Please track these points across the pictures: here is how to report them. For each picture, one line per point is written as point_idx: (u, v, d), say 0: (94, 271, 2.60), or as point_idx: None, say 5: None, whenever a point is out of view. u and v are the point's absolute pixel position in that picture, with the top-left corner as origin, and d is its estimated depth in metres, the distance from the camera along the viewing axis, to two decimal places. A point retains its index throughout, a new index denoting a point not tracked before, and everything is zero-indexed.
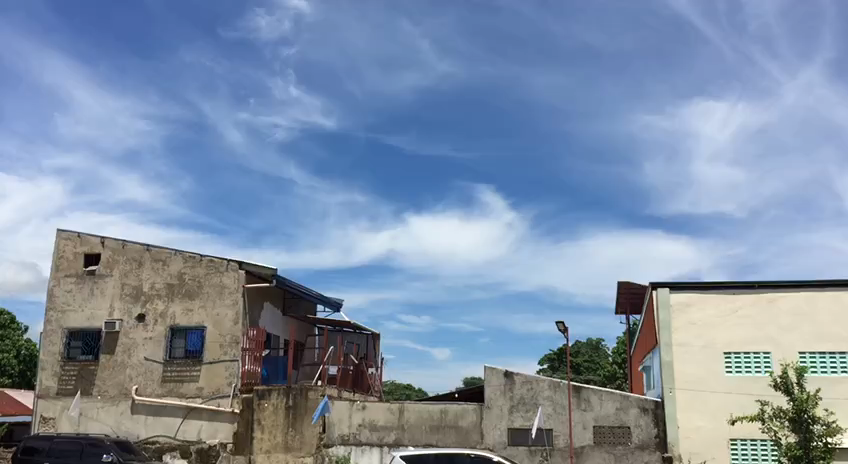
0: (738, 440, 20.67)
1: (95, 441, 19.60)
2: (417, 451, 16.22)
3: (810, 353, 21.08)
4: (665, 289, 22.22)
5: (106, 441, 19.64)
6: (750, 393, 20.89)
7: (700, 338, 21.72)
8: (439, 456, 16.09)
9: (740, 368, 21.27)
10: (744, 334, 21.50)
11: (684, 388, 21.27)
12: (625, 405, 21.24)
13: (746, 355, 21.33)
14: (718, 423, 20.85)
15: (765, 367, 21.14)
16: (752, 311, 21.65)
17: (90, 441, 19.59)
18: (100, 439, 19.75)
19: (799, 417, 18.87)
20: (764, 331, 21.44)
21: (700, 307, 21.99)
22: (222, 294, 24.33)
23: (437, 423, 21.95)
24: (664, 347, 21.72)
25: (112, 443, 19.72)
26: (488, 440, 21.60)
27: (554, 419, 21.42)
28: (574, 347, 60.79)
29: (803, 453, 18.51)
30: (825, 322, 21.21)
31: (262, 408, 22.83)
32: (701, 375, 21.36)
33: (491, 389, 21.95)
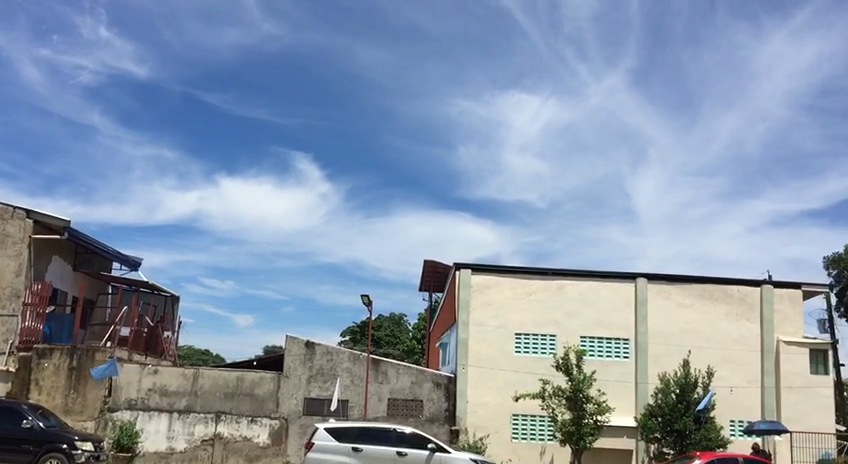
0: (520, 415, 22.15)
1: (10, 404, 16.53)
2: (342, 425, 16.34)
3: (590, 337, 22.96)
4: (467, 270, 23.08)
5: (23, 405, 16.67)
6: (534, 372, 22.41)
7: (494, 318, 22.86)
8: (363, 431, 16.20)
9: (528, 349, 22.71)
10: (534, 317, 22.93)
11: (476, 365, 22.39)
12: (420, 379, 21.95)
13: (534, 336, 22.81)
14: (503, 399, 22.19)
15: (550, 349, 22.75)
16: (544, 296, 23.10)
17: (3, 405, 16.47)
18: (16, 403, 16.70)
19: (575, 396, 20.50)
20: (553, 315, 22.99)
21: (498, 289, 23.11)
22: (3, 242, 22.20)
23: (232, 391, 21.52)
24: (461, 325, 22.63)
25: (30, 407, 16.77)
26: (283, 409, 21.56)
27: (351, 390, 21.70)
28: (377, 321, 61.92)
29: (575, 430, 20.28)
30: (605, 310, 23.19)
31: (41, 368, 21.09)
32: (492, 354, 22.54)
33: (291, 358, 21.84)
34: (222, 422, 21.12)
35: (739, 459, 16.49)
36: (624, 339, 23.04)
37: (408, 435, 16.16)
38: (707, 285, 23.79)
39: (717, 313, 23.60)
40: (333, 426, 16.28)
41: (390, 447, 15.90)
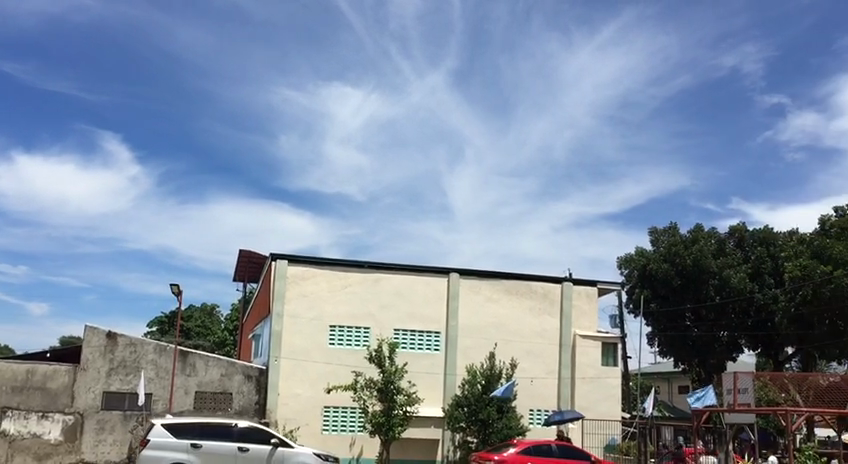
0: (331, 407, 22.22)
1: None
2: (179, 421, 15.31)
3: (403, 330, 23.47)
4: (284, 261, 22.73)
5: None
6: (347, 364, 22.56)
7: (309, 310, 22.72)
8: (204, 428, 15.37)
9: (342, 341, 22.83)
10: (349, 309, 23.06)
11: (289, 357, 22.15)
12: (230, 371, 21.46)
13: (348, 329, 22.96)
14: (315, 391, 22.14)
15: (364, 341, 23.02)
16: (359, 288, 23.26)
17: None
18: None
19: (386, 387, 20.94)
20: (367, 308, 23.24)
21: (314, 281, 22.97)
22: None
23: (20, 385, 19.83)
24: (275, 317, 22.26)
25: None
26: (80, 404, 20.14)
27: (156, 383, 20.73)
28: (187, 311, 59.59)
29: (385, 421, 20.68)
30: (419, 303, 23.78)
31: None
32: (305, 346, 22.40)
33: (89, 350, 20.46)
34: (7, 419, 19.47)
35: (553, 446, 18.52)
36: (435, 332, 23.78)
37: (250, 431, 15.64)
38: (514, 281, 25.03)
39: (522, 308, 24.89)
40: (170, 421, 15.22)
41: (231, 443, 15.25)
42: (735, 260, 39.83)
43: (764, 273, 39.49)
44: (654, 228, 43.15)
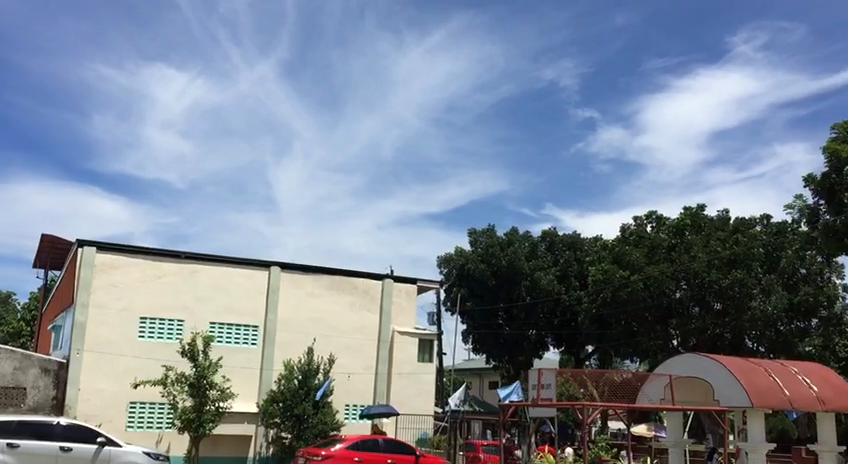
0: (137, 402, 21.25)
1: None
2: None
3: (219, 324, 22.88)
4: (92, 247, 21.34)
5: None
6: (158, 358, 21.66)
7: (118, 300, 21.53)
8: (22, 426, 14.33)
9: (153, 334, 21.82)
10: (162, 300, 22.11)
11: (93, 350, 20.88)
12: (25, 365, 19.85)
13: (161, 321, 22.02)
14: (120, 386, 21.05)
15: (177, 334, 22.19)
16: (174, 279, 22.38)
17: None
18: None
19: (198, 383, 20.40)
20: (182, 300, 22.42)
21: (125, 270, 21.78)
22: None
23: None
24: (79, 307, 20.84)
25: None
26: None
27: None
28: None
29: (195, 417, 20.19)
30: (237, 296, 23.31)
31: None
32: (112, 338, 21.21)
33: None
34: None
35: (379, 439, 19.10)
36: (253, 326, 23.39)
37: (73, 430, 14.81)
38: (337, 277, 25.11)
39: (343, 304, 25.00)
40: None
41: (52, 444, 14.35)
42: (545, 262, 42.12)
43: (570, 276, 42.14)
44: (473, 229, 44.68)
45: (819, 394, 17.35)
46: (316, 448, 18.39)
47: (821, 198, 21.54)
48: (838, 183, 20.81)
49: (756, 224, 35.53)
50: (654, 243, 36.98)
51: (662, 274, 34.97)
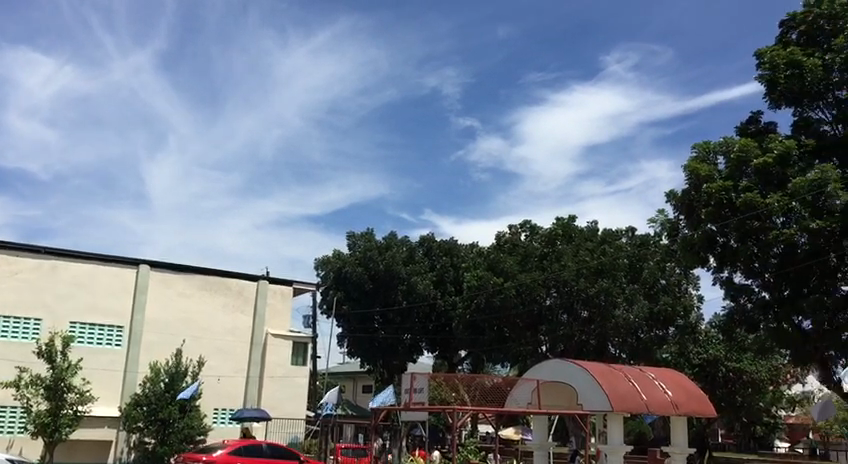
0: None
1: None
2: None
3: (81, 323, 23.49)
4: None
5: None
6: (10, 358, 21.99)
7: None
8: None
9: (7, 334, 22.22)
10: (19, 298, 22.49)
11: None
12: None
13: (17, 320, 22.46)
14: None
15: (34, 332, 22.63)
16: (33, 276, 22.83)
17: None
18: None
19: (55, 386, 19.88)
20: (41, 297, 22.87)
21: None
22: None
23: None
24: None
25: None
26: None
27: None
28: None
29: (50, 422, 19.73)
30: (100, 295, 23.94)
31: None
32: None
33: None
34: None
35: (264, 445, 19.56)
36: (118, 326, 24.15)
37: None
38: (209, 277, 26.20)
39: (214, 304, 26.13)
40: None
41: None
42: (422, 267, 42.58)
43: (447, 281, 42.89)
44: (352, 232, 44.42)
45: (673, 399, 18.38)
46: (195, 454, 18.67)
47: (680, 213, 22.87)
48: (696, 199, 22.13)
49: (622, 236, 37.22)
50: (527, 251, 38.00)
51: (533, 282, 36.22)
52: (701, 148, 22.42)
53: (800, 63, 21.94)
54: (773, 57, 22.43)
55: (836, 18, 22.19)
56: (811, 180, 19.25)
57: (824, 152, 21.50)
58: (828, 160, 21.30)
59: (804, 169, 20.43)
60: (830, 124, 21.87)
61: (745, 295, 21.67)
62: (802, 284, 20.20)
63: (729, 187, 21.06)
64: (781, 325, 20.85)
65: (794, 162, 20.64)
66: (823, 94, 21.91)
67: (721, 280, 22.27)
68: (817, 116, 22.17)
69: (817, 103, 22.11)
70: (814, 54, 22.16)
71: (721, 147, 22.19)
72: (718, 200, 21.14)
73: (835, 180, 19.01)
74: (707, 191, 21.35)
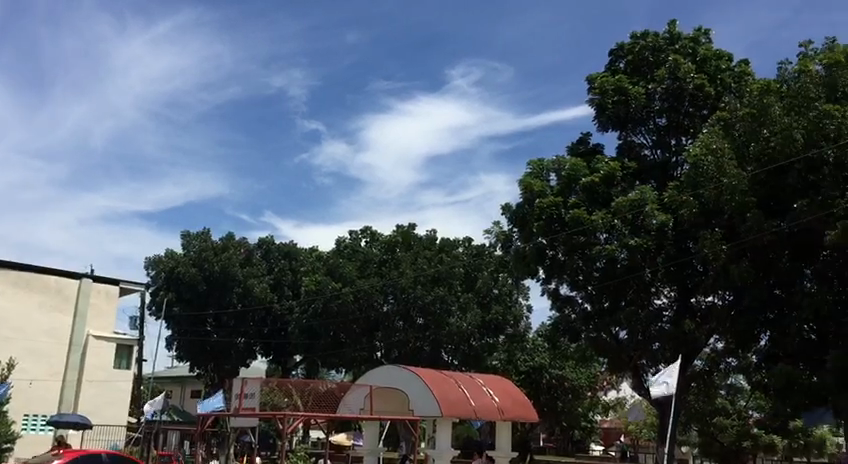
0: None
1: None
2: None
3: None
4: None
5: None
6: None
7: None
8: None
9: None
10: None
11: None
12: None
13: None
14: None
15: None
16: None
17: None
18: None
19: None
20: None
21: None
22: None
23: None
24: None
25: None
26: None
27: None
28: None
29: None
30: None
31: None
32: None
33: None
34: None
35: None
36: None
37: None
38: (28, 275, 25.96)
39: (31, 304, 25.89)
40: None
41: None
42: (259, 270, 41.83)
43: (284, 285, 42.52)
44: (186, 231, 42.48)
45: (499, 404, 19.06)
46: None
47: (514, 226, 23.79)
48: (529, 213, 23.05)
49: (459, 245, 38.36)
50: (367, 257, 38.30)
51: (371, 287, 36.45)
52: (535, 165, 23.42)
53: (626, 90, 23.44)
54: (603, 83, 23.84)
55: (658, 50, 23.98)
56: (632, 200, 20.71)
57: (643, 175, 23.15)
58: (646, 182, 23.01)
59: (625, 190, 22.16)
60: (649, 149, 23.62)
61: (569, 306, 22.88)
62: (620, 296, 21.70)
63: (559, 203, 22.16)
64: (600, 334, 22.19)
65: (617, 183, 22.36)
66: (644, 121, 23.60)
67: (548, 291, 23.36)
68: (639, 141, 23.85)
69: (639, 128, 23.78)
70: (639, 82, 23.79)
71: (553, 165, 23.28)
72: (548, 215, 22.11)
73: (652, 201, 20.62)
74: (539, 205, 22.27)
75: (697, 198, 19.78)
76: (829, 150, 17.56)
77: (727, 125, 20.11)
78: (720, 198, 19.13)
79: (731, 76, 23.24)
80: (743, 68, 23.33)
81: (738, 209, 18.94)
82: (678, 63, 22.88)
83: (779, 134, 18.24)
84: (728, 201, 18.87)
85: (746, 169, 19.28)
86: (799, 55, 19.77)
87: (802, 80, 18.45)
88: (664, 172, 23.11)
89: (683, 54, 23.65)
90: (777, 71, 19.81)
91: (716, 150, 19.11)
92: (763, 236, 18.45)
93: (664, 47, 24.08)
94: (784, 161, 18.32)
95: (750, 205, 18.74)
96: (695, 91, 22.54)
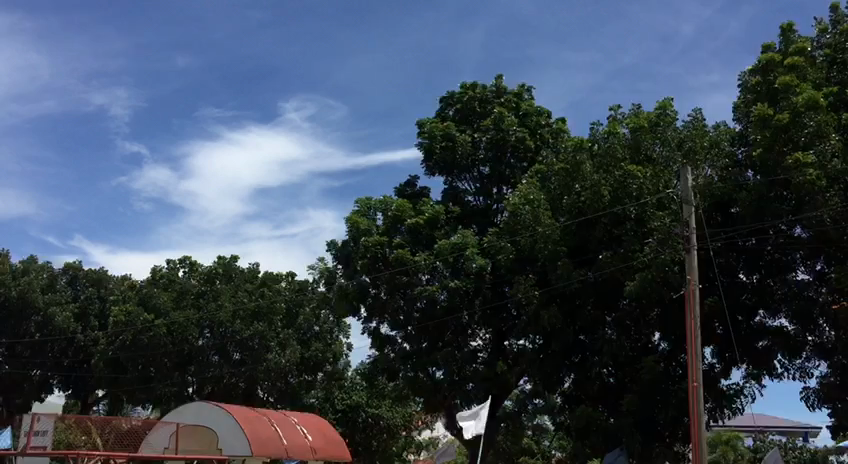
0: None
1: None
2: None
3: None
4: None
5: None
6: None
7: None
8: None
9: None
10: None
11: None
12: None
13: None
14: None
15: None
16: None
17: None
18: None
19: None
20: None
21: None
22: None
23: None
24: None
25: None
26: None
27: None
28: None
29: None
30: None
31: None
32: None
33: None
34: None
35: None
36: None
37: None
38: None
39: None
40: None
41: None
42: (63, 297, 38.92)
43: (89, 315, 39.85)
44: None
45: (312, 443, 18.78)
46: None
47: (338, 262, 23.75)
48: (354, 250, 23.13)
49: (281, 280, 37.71)
50: (184, 288, 36.69)
51: (186, 320, 34.94)
52: (362, 203, 23.59)
53: (453, 136, 24.27)
54: (432, 128, 24.45)
55: (485, 102, 25.09)
56: (454, 243, 21.34)
57: (466, 220, 23.92)
58: (469, 226, 23.77)
59: (448, 233, 22.76)
60: (472, 195, 24.49)
61: (388, 346, 23.05)
62: (438, 337, 22.05)
63: (384, 243, 22.41)
64: (417, 374, 22.38)
65: (440, 225, 22.92)
66: (469, 169, 24.49)
67: (369, 330, 23.41)
68: (463, 187, 24.67)
69: (464, 175, 24.63)
70: (466, 130, 24.69)
71: (380, 204, 23.53)
72: (373, 254, 22.25)
73: (472, 245, 21.33)
74: (365, 243, 22.36)
75: (514, 244, 20.71)
76: (631, 207, 19.01)
77: (544, 178, 21.30)
78: (535, 246, 20.13)
79: (550, 132, 24.79)
80: (560, 125, 24.96)
81: (550, 258, 19.95)
82: (503, 115, 24.10)
83: (588, 189, 19.49)
84: (542, 249, 19.85)
85: (558, 219, 20.41)
86: (609, 118, 21.38)
87: (610, 141, 19.89)
88: (484, 217, 24.08)
89: (508, 108, 24.91)
90: (589, 131, 21.27)
91: (533, 200, 20.12)
92: (572, 284, 19.46)
93: (491, 99, 25.23)
94: (593, 214, 19.58)
95: (561, 254, 19.82)
96: (517, 143, 23.84)
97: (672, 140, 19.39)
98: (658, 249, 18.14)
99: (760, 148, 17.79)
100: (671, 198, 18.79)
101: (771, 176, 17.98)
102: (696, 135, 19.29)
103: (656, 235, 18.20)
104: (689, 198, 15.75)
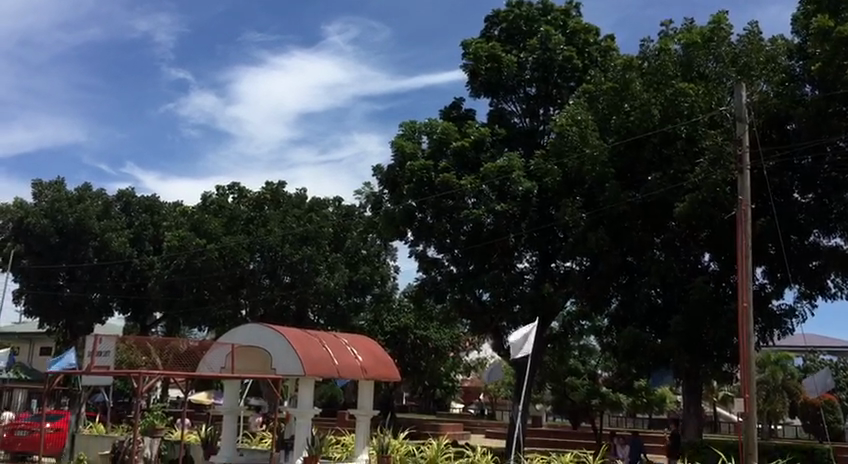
0: None
1: None
2: None
3: None
4: None
5: None
6: None
7: None
8: None
9: None
10: None
11: None
12: None
13: None
14: None
15: None
16: None
17: None
18: None
19: None
20: None
21: None
22: None
23: None
24: None
25: None
26: None
27: None
28: None
29: None
30: None
31: None
32: None
33: None
34: None
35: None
36: None
37: None
38: None
39: None
40: None
41: None
42: (118, 223, 39.89)
43: (144, 240, 40.83)
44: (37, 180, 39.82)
45: (363, 363, 19.20)
46: None
47: (384, 187, 23.82)
48: (400, 175, 23.11)
49: (328, 205, 38.07)
50: (234, 214, 37.16)
51: (237, 245, 35.54)
52: (407, 127, 23.48)
53: (499, 57, 23.83)
54: (477, 49, 24.03)
55: (531, 21, 24.48)
56: (499, 167, 21.16)
57: (512, 141, 23.66)
58: (515, 149, 23.50)
59: (494, 156, 22.56)
60: (519, 117, 24.15)
61: (435, 269, 23.23)
62: (485, 259, 22.26)
63: (429, 167, 22.33)
64: (464, 296, 22.55)
65: (486, 148, 22.75)
66: (515, 89, 24.05)
67: (415, 253, 23.62)
68: (509, 108, 24.30)
69: (510, 97, 24.20)
70: (511, 51, 24.20)
71: (425, 127, 23.37)
72: (419, 178, 22.20)
73: (519, 168, 21.11)
74: (410, 167, 22.30)
75: (561, 167, 20.49)
76: (682, 127, 18.55)
77: (592, 98, 20.80)
78: (582, 168, 19.88)
79: (598, 50, 24.14)
80: (609, 43, 24.22)
81: (597, 179, 19.69)
82: (549, 34, 23.52)
83: (638, 108, 19.07)
84: (589, 171, 19.64)
85: (606, 140, 20.03)
86: (660, 34, 20.69)
87: (661, 59, 19.30)
88: (530, 139, 23.78)
89: (555, 26, 24.27)
90: (640, 48, 20.64)
91: (580, 121, 19.78)
92: (620, 206, 19.29)
93: (537, 17, 24.62)
94: (642, 134, 19.15)
95: (609, 176, 19.57)
96: (564, 62, 23.34)
97: (726, 56, 18.80)
98: (709, 170, 17.80)
99: (820, 62, 17.10)
100: (723, 116, 18.32)
101: (830, 91, 17.33)
102: (752, 50, 18.65)
103: (708, 155, 17.85)
104: (743, 116, 15.30)
